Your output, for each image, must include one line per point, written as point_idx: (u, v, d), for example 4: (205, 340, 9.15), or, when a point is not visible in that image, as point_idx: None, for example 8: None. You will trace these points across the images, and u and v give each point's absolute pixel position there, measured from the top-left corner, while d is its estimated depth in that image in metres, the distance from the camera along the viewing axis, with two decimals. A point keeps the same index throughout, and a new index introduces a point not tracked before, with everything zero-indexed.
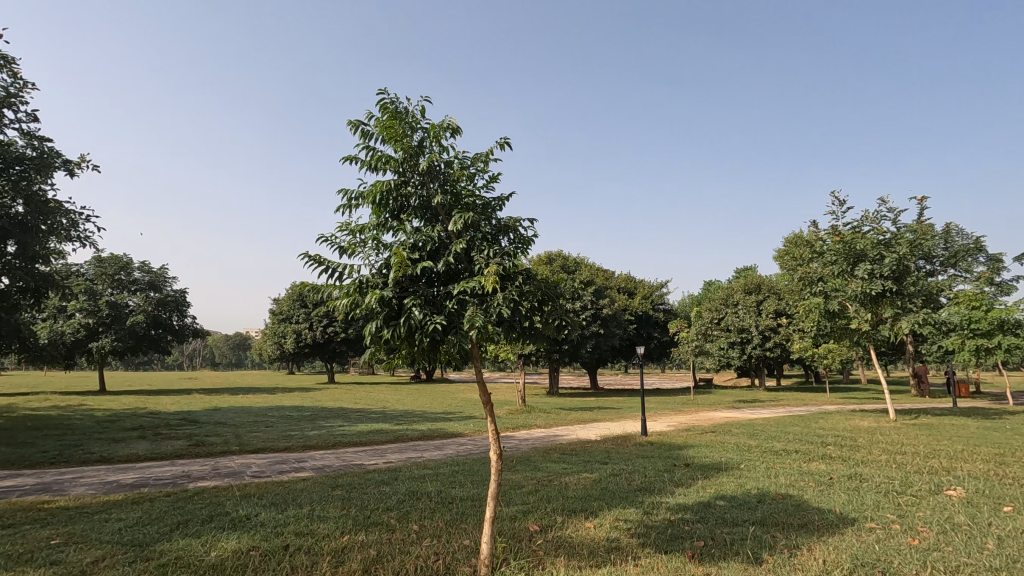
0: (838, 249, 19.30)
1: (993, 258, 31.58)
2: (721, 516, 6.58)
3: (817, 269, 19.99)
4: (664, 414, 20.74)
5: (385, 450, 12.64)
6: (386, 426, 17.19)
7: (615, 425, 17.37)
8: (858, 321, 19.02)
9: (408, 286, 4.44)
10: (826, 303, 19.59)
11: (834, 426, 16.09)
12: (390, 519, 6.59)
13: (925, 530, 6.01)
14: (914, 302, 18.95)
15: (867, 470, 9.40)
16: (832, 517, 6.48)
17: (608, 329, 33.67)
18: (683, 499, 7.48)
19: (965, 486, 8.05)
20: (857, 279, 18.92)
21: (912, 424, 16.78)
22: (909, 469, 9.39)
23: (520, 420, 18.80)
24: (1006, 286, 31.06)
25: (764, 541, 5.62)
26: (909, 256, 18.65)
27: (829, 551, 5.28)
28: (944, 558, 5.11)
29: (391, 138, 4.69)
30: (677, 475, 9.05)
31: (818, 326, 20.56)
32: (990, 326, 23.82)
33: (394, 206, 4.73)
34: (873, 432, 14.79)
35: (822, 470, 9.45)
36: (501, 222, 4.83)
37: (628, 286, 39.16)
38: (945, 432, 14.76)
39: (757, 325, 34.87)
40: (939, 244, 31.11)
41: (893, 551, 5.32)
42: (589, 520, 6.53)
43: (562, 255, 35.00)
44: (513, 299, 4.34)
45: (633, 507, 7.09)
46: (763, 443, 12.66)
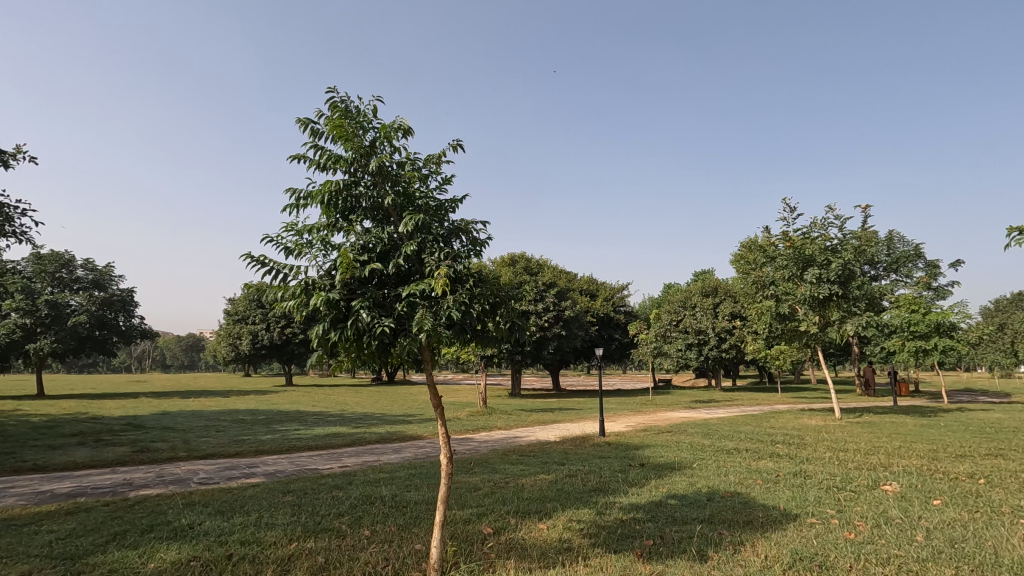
0: (789, 254, 20.00)
1: (931, 264, 33.34)
2: (671, 515, 6.72)
3: (770, 273, 20.70)
4: (623, 414, 21.06)
5: (341, 454, 12.41)
6: (344, 430, 16.87)
7: (574, 426, 17.52)
8: (807, 323, 19.72)
9: (357, 288, 4.39)
10: (778, 306, 20.34)
11: (783, 425, 16.65)
12: (341, 525, 6.47)
13: (861, 524, 6.29)
14: (859, 305, 19.85)
15: (810, 467, 9.80)
16: (775, 513, 6.71)
17: (570, 331, 34.00)
18: (636, 499, 7.61)
19: (899, 481, 8.48)
20: (806, 283, 19.67)
21: (857, 423, 17.51)
22: (850, 466, 9.82)
23: (481, 422, 18.75)
24: (943, 291, 32.86)
25: (710, 539, 5.76)
26: (854, 261, 19.58)
27: (771, 547, 5.47)
28: (877, 550, 5.36)
29: (341, 137, 4.60)
30: (631, 475, 9.21)
31: (770, 328, 21.31)
32: (928, 328, 25.13)
33: (344, 206, 4.66)
34: (820, 430, 15.40)
35: (769, 468, 9.78)
36: (453, 224, 4.80)
37: (590, 288, 39.75)
38: (885, 430, 15.47)
39: (713, 327, 35.91)
40: (882, 250, 32.72)
41: (830, 545, 5.55)
42: (542, 521, 6.56)
43: (526, 256, 35.22)
44: (464, 302, 4.34)
45: (587, 507, 7.17)
46: (715, 442, 13.00)
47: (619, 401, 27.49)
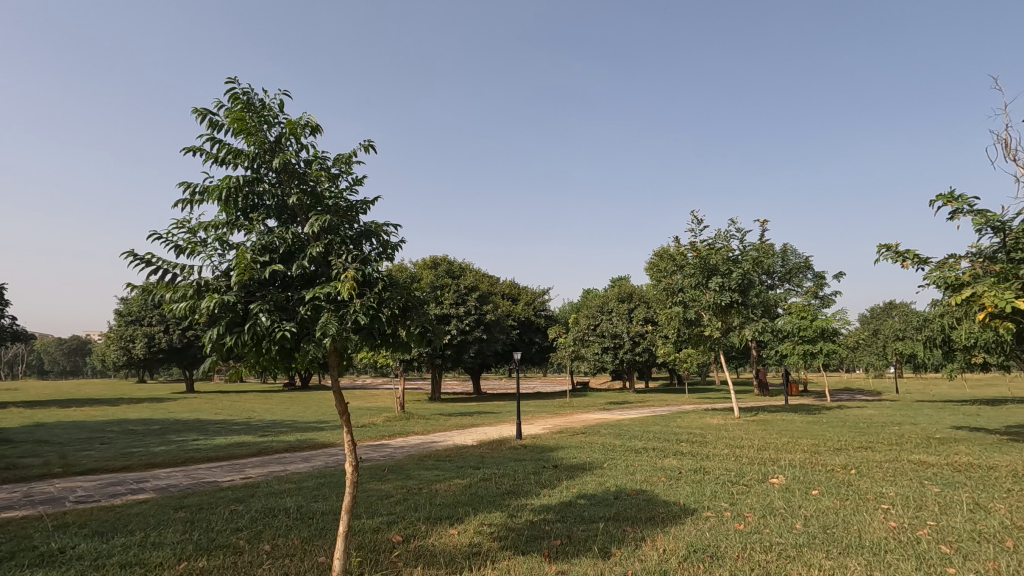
0: (696, 263, 21.32)
1: (818, 275, 36.73)
2: (580, 514, 6.92)
3: (679, 281, 21.90)
4: (540, 417, 21.43)
5: (244, 465, 11.70)
6: (249, 439, 15.93)
7: (492, 429, 17.63)
8: (711, 328, 21.08)
9: (256, 290, 4.17)
10: (685, 311, 21.56)
11: (689, 425, 17.65)
12: (239, 540, 6.11)
13: (749, 515, 6.80)
14: (756, 311, 21.49)
15: (710, 463, 10.47)
16: (675, 509, 7.09)
17: (492, 334, 34.23)
18: (547, 500, 7.79)
19: (785, 474, 9.28)
20: (711, 291, 21.05)
21: (753, 420, 18.93)
22: (744, 461, 10.59)
23: (398, 426, 18.39)
24: (828, 300, 36.32)
25: (614, 536, 6.01)
26: (752, 271, 21.19)
27: (669, 541, 5.80)
28: (760, 540, 5.82)
29: (243, 131, 4.38)
30: (544, 476, 9.42)
31: (678, 332, 22.56)
32: (815, 333, 27.66)
33: (244, 204, 4.42)
34: (720, 428, 16.49)
35: (673, 465, 10.35)
36: (364, 226, 4.69)
37: (512, 292, 40.28)
38: (777, 427, 16.83)
39: (628, 331, 37.50)
40: (778, 261, 35.62)
41: (722, 536, 5.96)
42: (453, 526, 6.53)
43: (448, 259, 34.98)
44: (373, 307, 4.23)
45: (498, 511, 7.22)
46: (626, 442, 13.56)
47: (537, 404, 27.99)
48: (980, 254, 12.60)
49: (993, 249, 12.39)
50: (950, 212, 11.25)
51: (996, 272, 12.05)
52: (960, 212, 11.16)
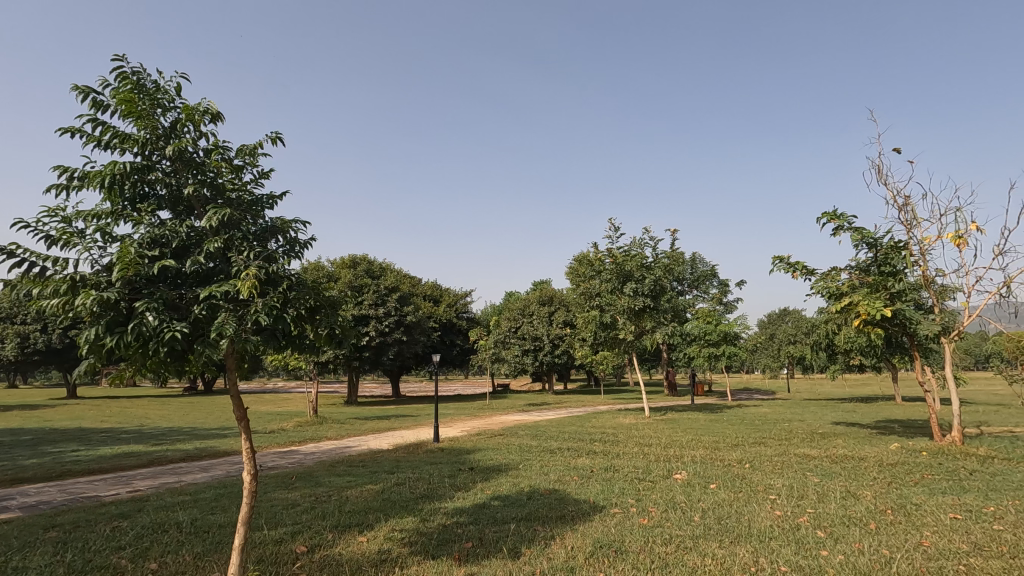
0: (613, 269, 22.13)
1: (723, 282, 39.34)
2: (492, 516, 6.97)
3: (596, 285, 22.63)
4: (459, 419, 21.36)
5: (133, 477, 10.72)
6: (140, 448, 14.62)
7: (409, 432, 17.34)
8: (625, 332, 21.97)
9: (143, 287, 3.85)
10: (601, 315, 22.34)
11: (602, 425, 18.27)
12: (121, 560, 5.58)
13: (653, 510, 7.16)
14: (666, 316, 22.63)
15: (620, 462, 10.89)
16: (585, 507, 7.32)
17: (412, 336, 33.70)
18: (461, 502, 7.76)
19: (687, 470, 9.85)
20: (625, 296, 21.95)
21: (662, 419, 19.93)
22: (651, 459, 11.10)
23: (309, 431, 17.60)
24: (731, 306, 38.98)
25: (525, 535, 6.10)
26: (664, 277, 22.31)
27: (578, 538, 5.97)
28: (661, 532, 6.13)
29: (132, 114, 4.03)
30: (459, 479, 9.39)
31: (595, 335, 23.34)
32: (719, 337, 29.59)
33: (132, 192, 4.08)
34: (630, 428, 17.23)
35: (585, 464, 10.67)
36: (270, 222, 4.46)
37: (434, 294, 39.99)
38: (683, 425, 17.83)
39: (548, 334, 38.31)
40: (688, 269, 37.74)
41: (626, 531, 6.21)
42: (363, 534, 6.35)
43: (368, 258, 33.98)
44: (276, 307, 4.03)
45: (411, 515, 7.09)
46: (542, 443, 13.81)
47: (457, 407, 27.86)
48: (857, 267, 14.02)
49: (867, 262, 13.81)
50: (833, 228, 12.48)
51: (869, 283, 13.49)
52: (841, 229, 12.39)
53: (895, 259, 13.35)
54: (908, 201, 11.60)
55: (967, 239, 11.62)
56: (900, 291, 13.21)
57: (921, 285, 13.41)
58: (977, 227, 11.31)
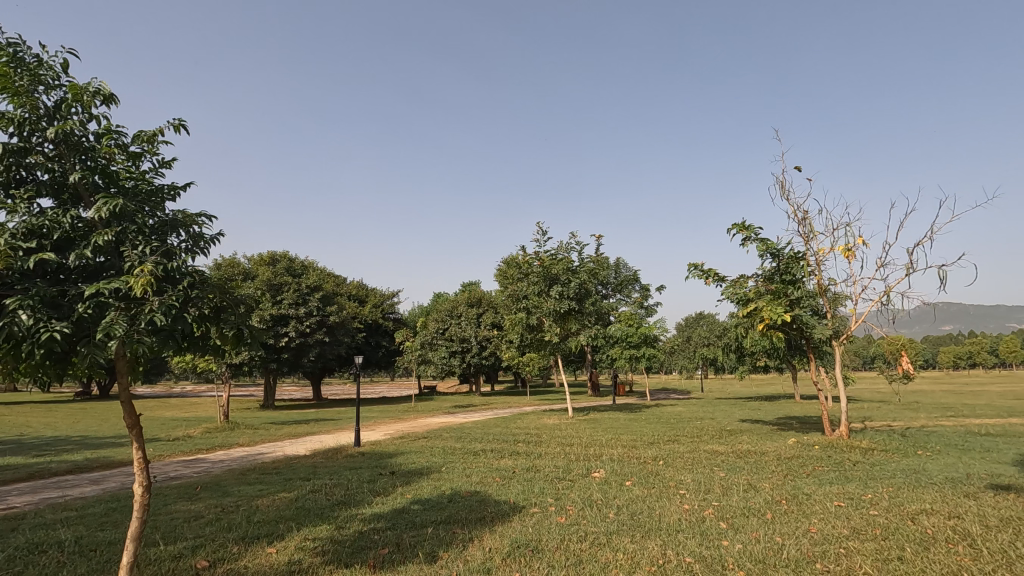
0: (540, 272, 22.48)
1: (644, 287, 41.06)
2: (411, 520, 6.86)
3: (524, 287, 22.92)
4: (383, 422, 20.86)
5: (6, 493, 9.60)
6: (18, 461, 13.11)
7: (329, 437, 16.74)
8: (551, 334, 22.35)
9: (17, 282, 3.48)
10: (528, 318, 22.69)
11: (527, 426, 18.52)
12: None
13: (570, 508, 7.34)
14: (590, 318, 23.29)
15: (541, 462, 11.09)
16: (505, 507, 7.38)
17: (335, 337, 32.58)
18: (379, 508, 7.58)
19: (605, 468, 10.17)
20: (551, 298, 22.34)
21: (583, 419, 20.47)
22: (571, 458, 11.36)
23: (219, 438, 16.55)
24: (651, 309, 40.75)
25: (444, 539, 6.07)
26: (588, 281, 22.96)
27: (495, 539, 6.01)
28: (576, 530, 6.29)
29: (6, 90, 3.63)
30: (379, 484, 9.16)
31: (521, 337, 23.66)
32: (639, 339, 30.80)
33: (6, 178, 3.68)
34: (553, 428, 17.59)
35: (507, 466, 10.76)
36: (170, 215, 4.17)
37: (359, 294, 38.97)
38: (603, 425, 18.39)
39: (475, 335, 38.30)
40: (612, 273, 39.06)
41: (544, 530, 6.34)
42: (271, 545, 6.06)
43: (288, 255, 32.49)
44: (175, 306, 3.75)
45: (325, 523, 6.86)
46: (466, 445, 13.76)
47: (381, 410, 27.19)
48: (763, 275, 15.06)
49: (771, 271, 14.87)
50: (742, 238, 13.36)
51: (772, 290, 14.56)
52: (749, 239, 13.28)
53: (795, 269, 14.48)
54: (806, 216, 12.64)
55: (855, 251, 12.83)
56: (798, 298, 14.37)
57: (817, 292, 14.64)
58: (863, 241, 12.53)
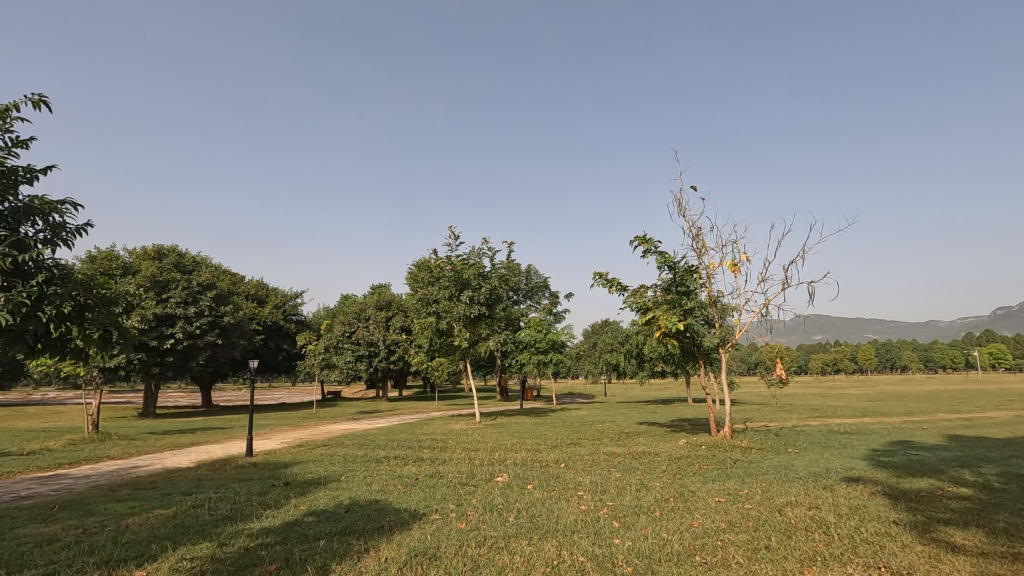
0: (451, 276, 22.44)
1: (554, 294, 42.21)
2: (303, 533, 6.54)
3: (434, 291, 22.71)
4: (281, 430, 19.69)
5: None
6: None
7: (218, 447, 15.56)
8: (460, 339, 22.29)
9: None
10: (438, 322, 22.51)
11: (433, 431, 18.34)
12: None
13: (471, 513, 7.36)
14: (500, 323, 23.53)
15: (445, 468, 11.01)
16: (405, 516, 7.26)
17: (229, 340, 30.43)
18: (269, 522, 7.15)
19: (508, 472, 10.30)
20: (461, 303, 22.30)
21: (490, 424, 20.62)
22: (476, 463, 11.40)
23: (86, 451, 14.81)
24: (560, 316, 41.98)
25: (339, 551, 5.85)
26: (499, 287, 23.18)
27: (392, 549, 5.87)
28: (475, 536, 6.31)
29: None
30: (270, 496, 8.64)
31: (431, 342, 23.45)
32: (548, 345, 31.60)
33: None
34: (459, 433, 17.55)
35: (411, 472, 10.57)
36: (23, 202, 3.71)
37: (258, 294, 36.99)
38: (510, 429, 18.62)
39: (384, 339, 37.38)
40: (523, 280, 39.84)
41: (443, 536, 6.30)
42: (140, 569, 5.50)
43: (177, 250, 29.96)
44: (24, 302, 3.35)
45: (206, 541, 6.36)
46: (369, 452, 13.34)
47: (278, 417, 25.69)
48: (661, 286, 16.01)
49: (668, 282, 15.85)
50: (643, 251, 14.13)
51: (669, 300, 15.53)
52: (650, 252, 14.08)
53: (689, 280, 15.55)
54: (699, 232, 13.64)
55: (740, 267, 14.03)
56: (691, 308, 15.43)
57: (708, 303, 15.82)
58: (747, 257, 13.72)
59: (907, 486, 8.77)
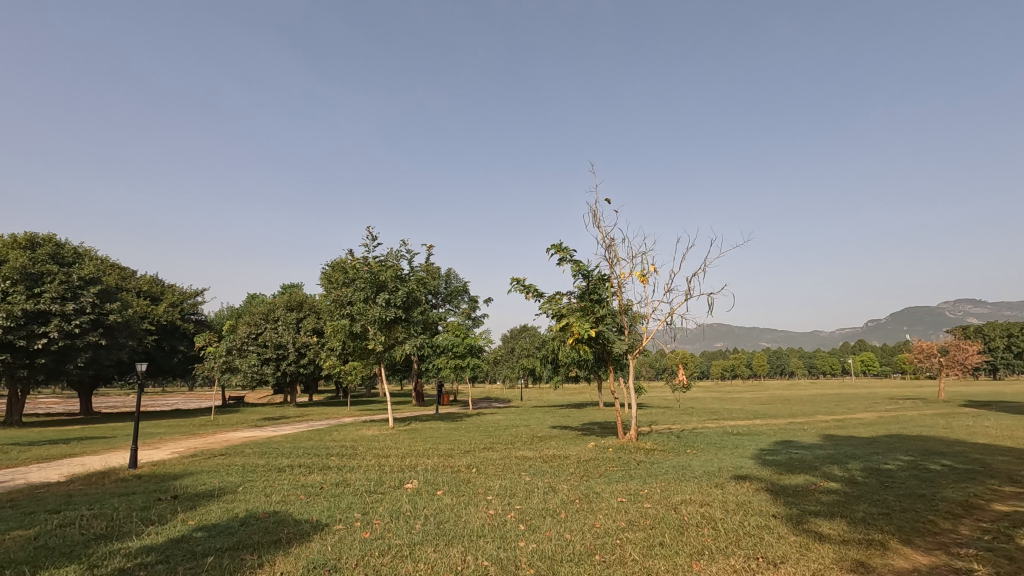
0: (367, 277, 21.84)
1: (473, 299, 42.22)
2: (189, 550, 6.08)
3: (349, 293, 21.99)
4: (171, 439, 18.11)
5: None
6: None
7: (96, 459, 14.07)
8: (375, 342, 21.67)
9: None
10: (351, 325, 21.79)
11: (343, 438, 17.68)
12: None
13: (377, 522, 7.18)
14: (416, 327, 23.22)
15: (353, 476, 10.66)
16: (306, 527, 6.96)
17: (115, 340, 27.78)
18: (150, 539, 6.58)
19: (418, 478, 10.16)
20: (377, 306, 21.75)
21: (404, 430, 20.20)
22: (385, 470, 11.14)
23: None
24: (479, 320, 42.04)
25: (231, 568, 5.50)
26: (417, 290, 22.90)
27: (288, 563, 5.60)
28: (379, 545, 6.15)
29: None
30: (155, 512, 7.94)
31: (343, 345, 22.64)
32: (465, 350, 31.49)
33: None
34: (370, 439, 17.08)
35: (316, 481, 10.14)
36: None
37: (151, 290, 33.99)
38: (423, 435, 18.38)
39: (294, 342, 35.69)
40: (442, 284, 39.59)
41: (345, 547, 6.09)
42: None
43: (54, 240, 26.87)
44: None
45: (73, 564, 5.74)
46: (270, 461, 12.62)
47: (169, 424, 23.72)
48: (575, 294, 16.50)
49: (582, 290, 16.37)
50: (559, 259, 14.51)
51: (582, 307, 16.02)
52: (565, 260, 14.48)
53: (601, 289, 16.15)
54: (612, 243, 14.20)
55: (648, 278, 14.74)
56: (603, 316, 16.04)
57: (618, 312, 16.51)
58: (655, 269, 14.46)
59: (787, 482, 9.63)
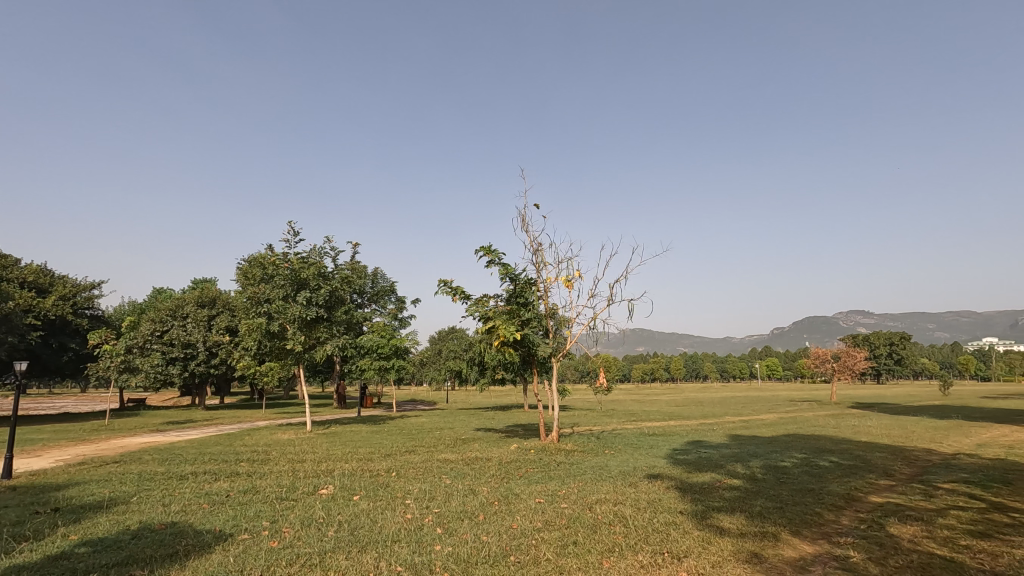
0: (287, 274, 20.87)
1: (400, 300, 41.39)
2: (70, 568, 5.53)
3: (267, 291, 20.92)
4: (54, 446, 16.37)
5: None
6: None
7: None
8: (292, 342, 20.63)
9: None
10: (268, 324, 20.63)
11: (255, 442, 16.76)
12: None
13: (285, 530, 6.88)
14: (339, 327, 22.49)
15: (263, 482, 10.12)
16: (206, 538, 6.54)
17: None
18: (23, 558, 5.92)
19: (333, 484, 9.80)
20: (297, 304, 20.83)
21: (322, 433, 19.44)
22: (298, 476, 10.67)
23: None
24: (406, 321, 41.30)
25: None
26: (341, 289, 22.20)
27: None
28: (287, 554, 5.88)
29: None
30: (30, 527, 7.15)
31: (259, 344, 21.44)
32: (390, 351, 30.77)
33: None
34: (285, 444, 16.30)
35: (221, 489, 9.54)
36: None
37: (37, 282, 30.67)
38: (342, 438, 17.79)
39: (204, 341, 33.50)
40: (368, 283, 38.61)
41: (249, 558, 5.78)
42: None
43: None
44: None
45: None
46: (171, 469, 11.73)
47: (54, 430, 21.46)
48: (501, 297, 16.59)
49: (508, 293, 16.50)
50: (487, 261, 14.55)
51: (508, 311, 16.11)
52: (492, 263, 14.54)
53: (527, 293, 16.38)
54: (538, 247, 14.42)
55: (573, 283, 15.08)
56: (528, 319, 16.25)
57: (544, 316, 16.76)
58: (579, 275, 14.82)
59: (695, 480, 10.16)
